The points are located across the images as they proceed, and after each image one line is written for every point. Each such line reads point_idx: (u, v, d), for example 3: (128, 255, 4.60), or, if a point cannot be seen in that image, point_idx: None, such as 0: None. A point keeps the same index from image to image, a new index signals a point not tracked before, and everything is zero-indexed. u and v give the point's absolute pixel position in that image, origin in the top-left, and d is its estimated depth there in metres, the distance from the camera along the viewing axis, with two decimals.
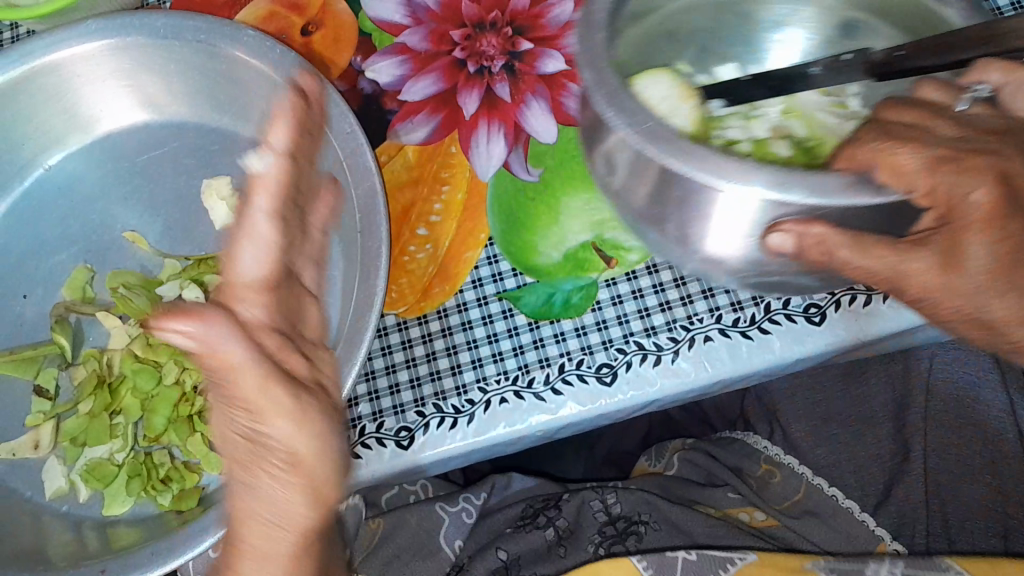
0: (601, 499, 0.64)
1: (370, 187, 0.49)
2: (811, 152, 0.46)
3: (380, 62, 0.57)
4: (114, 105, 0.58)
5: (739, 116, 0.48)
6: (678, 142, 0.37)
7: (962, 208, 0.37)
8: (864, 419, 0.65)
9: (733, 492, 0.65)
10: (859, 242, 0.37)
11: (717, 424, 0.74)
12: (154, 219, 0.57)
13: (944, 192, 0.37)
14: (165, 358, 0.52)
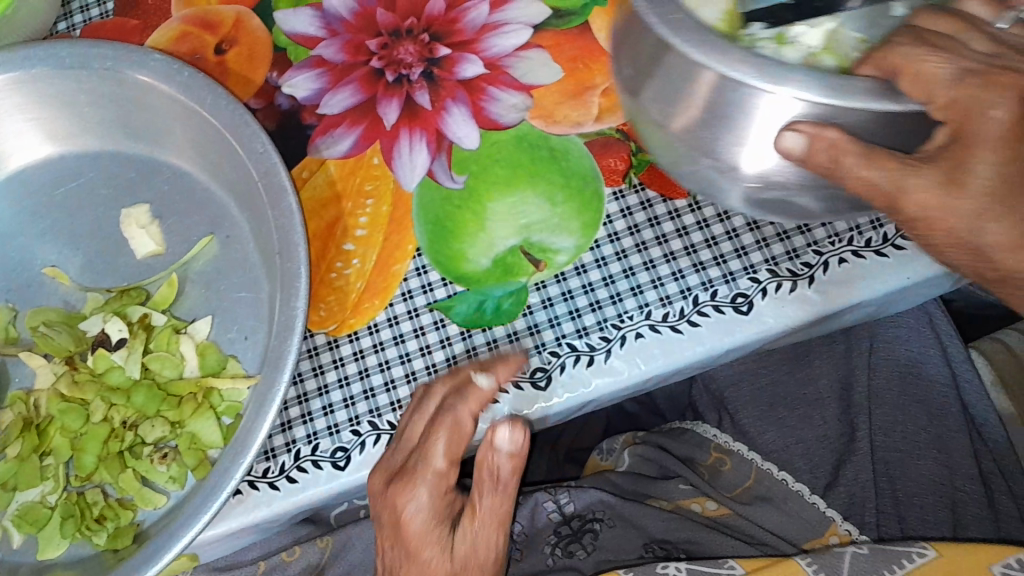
0: (555, 504, 0.65)
1: (286, 204, 0.48)
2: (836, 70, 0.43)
3: (297, 76, 0.57)
4: (23, 141, 0.56)
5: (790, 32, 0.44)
6: (709, 39, 0.38)
7: (976, 123, 0.37)
8: (811, 399, 0.65)
9: (684, 483, 0.65)
10: (860, 176, 0.38)
11: (670, 415, 0.74)
12: (75, 251, 0.55)
13: (963, 108, 0.37)
14: (92, 395, 0.51)
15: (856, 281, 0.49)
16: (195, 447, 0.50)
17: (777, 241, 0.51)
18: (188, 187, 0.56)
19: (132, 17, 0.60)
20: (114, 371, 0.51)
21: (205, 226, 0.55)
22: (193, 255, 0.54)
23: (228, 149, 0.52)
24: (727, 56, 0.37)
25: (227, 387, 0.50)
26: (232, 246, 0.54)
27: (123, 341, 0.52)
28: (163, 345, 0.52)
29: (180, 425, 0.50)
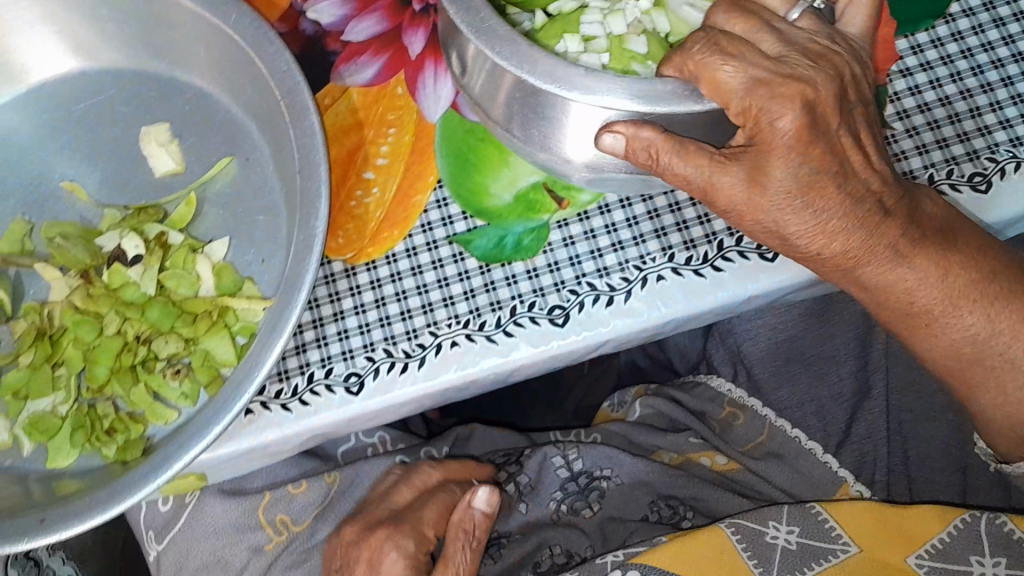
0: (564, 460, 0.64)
1: (308, 123, 0.48)
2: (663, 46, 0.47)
3: (323, 2, 0.56)
4: (45, 52, 0.55)
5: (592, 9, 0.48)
6: (522, 52, 0.41)
7: (770, 136, 0.39)
8: (831, 356, 0.65)
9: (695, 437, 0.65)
10: (703, 182, 0.41)
11: (681, 368, 0.74)
12: (93, 168, 0.54)
13: (755, 120, 0.39)
14: (106, 308, 0.51)
15: None
16: (207, 365, 0.50)
17: None
18: (210, 107, 0.55)
19: None
20: (129, 287, 0.51)
21: (225, 147, 0.54)
22: (212, 175, 0.54)
23: (253, 68, 0.51)
24: (536, 71, 0.41)
25: (242, 307, 0.50)
26: (252, 169, 0.54)
27: (139, 258, 0.51)
28: (179, 263, 0.51)
29: (194, 343, 0.50)
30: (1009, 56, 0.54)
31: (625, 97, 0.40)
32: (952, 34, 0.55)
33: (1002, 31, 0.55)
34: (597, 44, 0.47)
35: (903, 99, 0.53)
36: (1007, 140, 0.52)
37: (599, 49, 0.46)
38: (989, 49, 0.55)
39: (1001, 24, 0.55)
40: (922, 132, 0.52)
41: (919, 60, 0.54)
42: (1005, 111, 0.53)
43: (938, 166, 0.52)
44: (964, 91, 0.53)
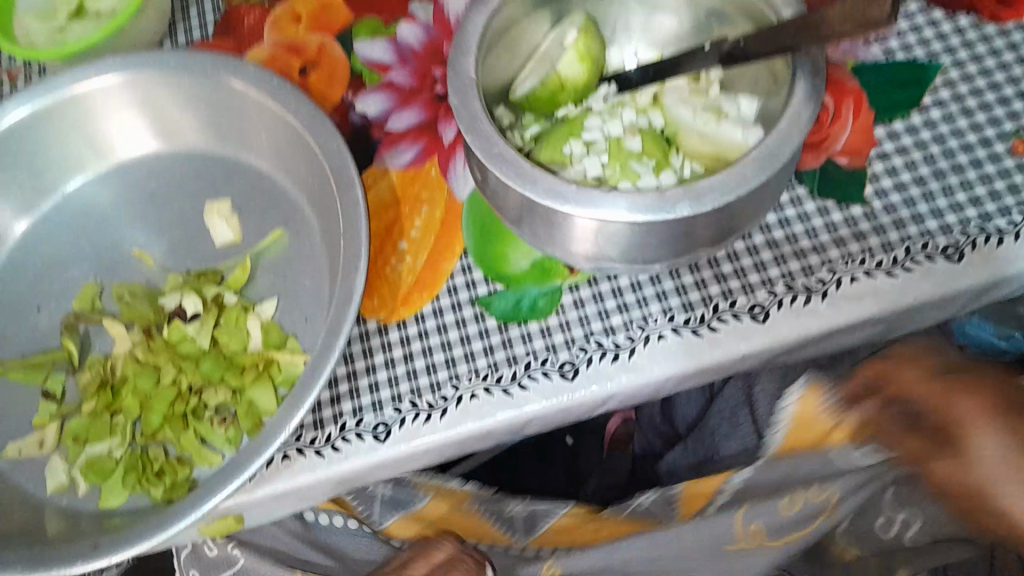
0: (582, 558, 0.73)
1: (353, 196, 0.54)
2: (661, 147, 0.52)
3: (370, 96, 0.63)
4: (129, 137, 0.64)
5: (598, 115, 0.53)
6: (526, 170, 0.45)
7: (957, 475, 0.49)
8: None
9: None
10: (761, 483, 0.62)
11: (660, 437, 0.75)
12: (159, 238, 0.62)
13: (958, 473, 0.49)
14: (164, 361, 0.57)
15: (868, 297, 0.53)
16: (251, 413, 0.55)
17: (792, 258, 0.54)
18: (265, 185, 0.63)
19: (227, 35, 0.68)
20: (186, 342, 0.57)
21: (278, 220, 0.61)
22: (264, 246, 0.60)
23: (306, 151, 0.59)
24: (537, 184, 0.45)
25: (285, 360, 0.55)
26: (298, 239, 0.60)
27: (197, 315, 0.57)
28: (231, 321, 0.57)
29: (240, 393, 0.56)
30: (996, 136, 0.56)
31: (635, 208, 0.44)
32: (945, 116, 0.58)
33: (991, 113, 0.57)
34: (598, 146, 0.52)
35: (881, 180, 0.56)
36: (977, 217, 0.54)
37: (601, 151, 0.52)
38: (977, 129, 0.57)
39: (988, 107, 0.58)
40: (899, 209, 0.55)
41: (912, 140, 0.57)
42: (994, 183, 0.55)
43: (912, 239, 0.54)
44: (937, 172, 0.56)
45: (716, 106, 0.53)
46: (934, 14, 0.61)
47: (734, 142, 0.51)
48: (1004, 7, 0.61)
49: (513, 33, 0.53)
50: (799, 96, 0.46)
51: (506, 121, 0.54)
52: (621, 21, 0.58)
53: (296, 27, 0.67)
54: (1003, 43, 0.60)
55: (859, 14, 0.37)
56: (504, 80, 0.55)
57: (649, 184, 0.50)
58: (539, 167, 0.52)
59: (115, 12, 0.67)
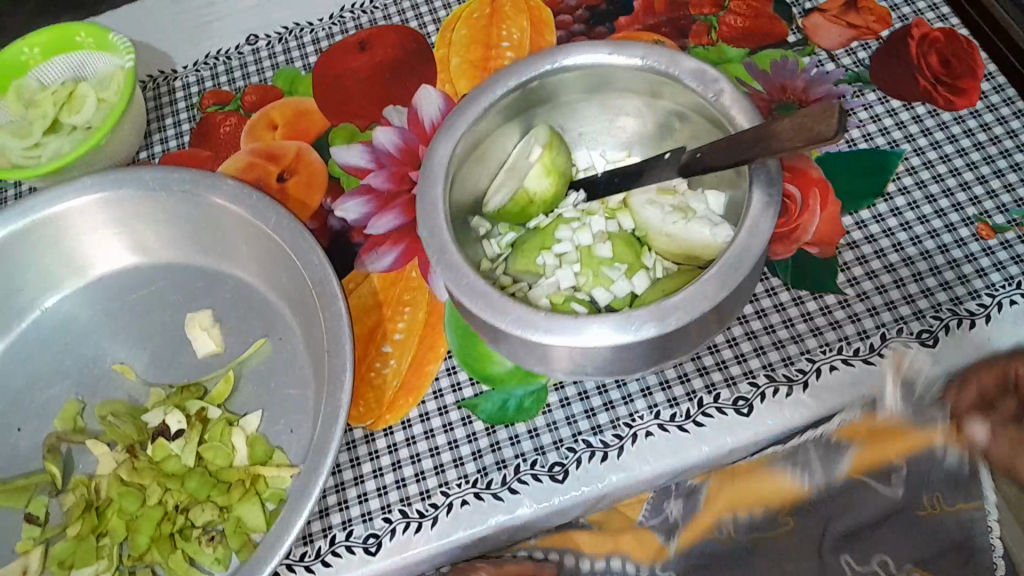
0: None
1: (335, 309, 0.55)
2: (633, 249, 0.54)
3: (348, 201, 0.65)
4: (107, 251, 0.65)
5: (569, 223, 0.55)
6: (494, 300, 0.47)
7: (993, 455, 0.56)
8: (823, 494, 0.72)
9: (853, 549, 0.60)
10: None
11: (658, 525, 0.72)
12: (141, 350, 0.62)
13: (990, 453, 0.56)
14: (149, 481, 0.56)
15: (847, 388, 0.54)
16: (239, 530, 0.54)
17: (772, 349, 0.55)
18: (247, 295, 0.63)
19: (204, 148, 0.70)
20: (171, 459, 0.56)
21: (260, 329, 0.62)
22: (247, 355, 0.60)
23: (286, 261, 0.60)
24: (507, 316, 0.46)
25: (273, 474, 0.55)
26: (282, 348, 0.60)
27: (181, 432, 0.57)
28: (216, 436, 0.57)
29: (227, 510, 0.55)
30: (960, 221, 0.58)
31: (603, 330, 0.45)
32: (909, 204, 0.59)
33: (954, 198, 0.59)
34: (570, 257, 0.54)
35: (851, 268, 0.57)
36: (949, 300, 0.55)
37: (572, 261, 0.54)
38: (941, 215, 0.59)
39: (951, 192, 0.60)
40: (873, 297, 0.56)
41: (880, 228, 0.59)
42: (963, 267, 0.56)
43: (888, 326, 0.55)
44: (906, 259, 0.57)
45: (684, 204, 0.55)
46: (891, 103, 0.64)
47: (705, 241, 0.52)
48: (958, 95, 0.64)
49: (482, 150, 0.55)
50: (759, 204, 0.47)
51: (482, 231, 0.57)
52: (590, 124, 0.60)
53: (273, 135, 0.69)
54: (959, 130, 0.62)
55: (810, 129, 0.40)
56: (477, 192, 0.57)
57: (621, 288, 0.53)
58: (512, 275, 0.55)
59: (90, 125, 0.69)
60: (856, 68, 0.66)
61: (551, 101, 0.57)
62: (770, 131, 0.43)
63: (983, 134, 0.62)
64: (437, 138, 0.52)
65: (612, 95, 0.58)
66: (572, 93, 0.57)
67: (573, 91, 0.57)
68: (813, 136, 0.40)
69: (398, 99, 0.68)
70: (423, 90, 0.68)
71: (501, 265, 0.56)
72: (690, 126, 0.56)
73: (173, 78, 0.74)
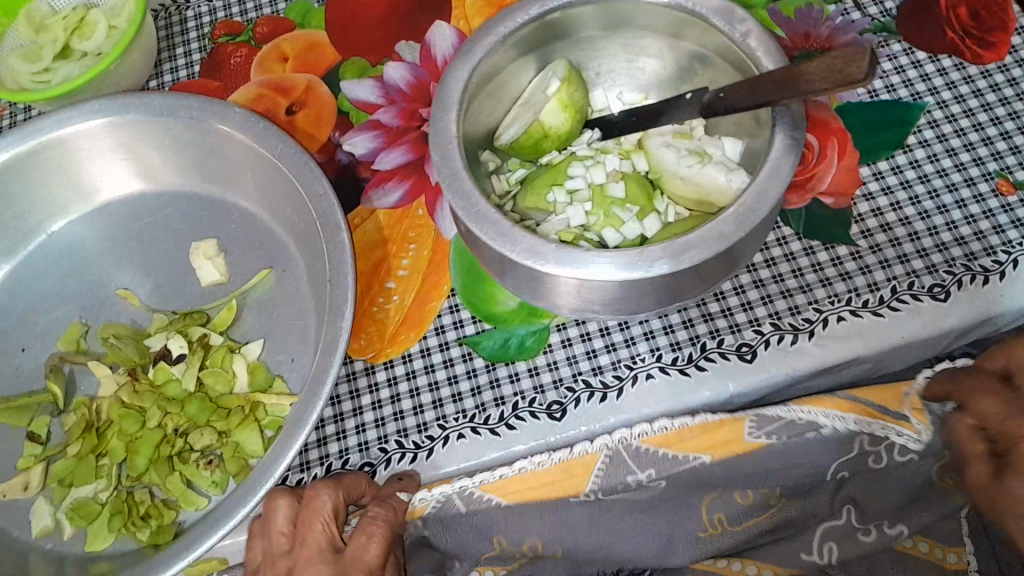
0: None
1: (340, 240, 0.54)
2: (644, 191, 0.53)
3: (357, 136, 0.64)
4: (115, 178, 0.64)
5: (581, 161, 0.54)
6: (505, 230, 0.46)
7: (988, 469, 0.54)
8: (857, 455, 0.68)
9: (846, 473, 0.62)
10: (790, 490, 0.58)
11: None
12: (145, 278, 0.62)
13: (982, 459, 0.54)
14: (148, 403, 0.56)
15: (855, 338, 0.53)
16: (237, 456, 0.54)
17: (779, 297, 0.55)
18: (252, 225, 0.63)
19: (215, 78, 0.69)
20: (172, 383, 0.57)
21: (265, 261, 0.61)
22: (250, 286, 0.60)
23: (292, 192, 0.59)
24: (516, 245, 0.45)
25: (272, 403, 0.55)
26: (286, 280, 0.60)
27: (183, 356, 0.57)
28: (217, 362, 0.57)
29: (226, 435, 0.55)
30: (980, 176, 0.57)
31: (611, 266, 0.44)
32: (929, 156, 0.58)
33: (974, 153, 0.58)
34: (582, 194, 0.53)
35: (866, 220, 0.56)
36: (963, 256, 0.54)
37: (583, 199, 0.53)
38: (962, 169, 0.57)
39: (973, 146, 0.58)
40: (885, 249, 0.55)
41: (898, 179, 0.58)
42: (981, 223, 0.55)
43: (898, 279, 0.54)
44: (922, 213, 0.56)
45: (701, 149, 0.54)
46: (916, 56, 0.62)
47: (719, 186, 0.51)
48: (985, 48, 0.62)
49: (497, 84, 0.55)
50: (772, 147, 0.46)
51: (492, 165, 0.57)
52: (606, 63, 0.59)
53: (281, 67, 0.68)
54: (984, 85, 0.60)
55: (839, 71, 0.39)
56: (490, 125, 0.56)
57: (632, 230, 0.52)
58: (520, 211, 0.55)
59: (100, 52, 0.68)
60: (883, 18, 0.64)
61: (567, 38, 0.56)
62: (796, 73, 0.42)
63: (1008, 90, 0.60)
64: (451, 65, 0.51)
65: (633, 33, 0.56)
66: (589, 30, 0.56)
67: (589, 28, 0.56)
68: (841, 77, 0.39)
69: (412, 34, 0.67)
70: (437, 25, 0.66)
71: (511, 199, 0.56)
72: (710, 69, 0.55)
73: (185, 8, 0.73)
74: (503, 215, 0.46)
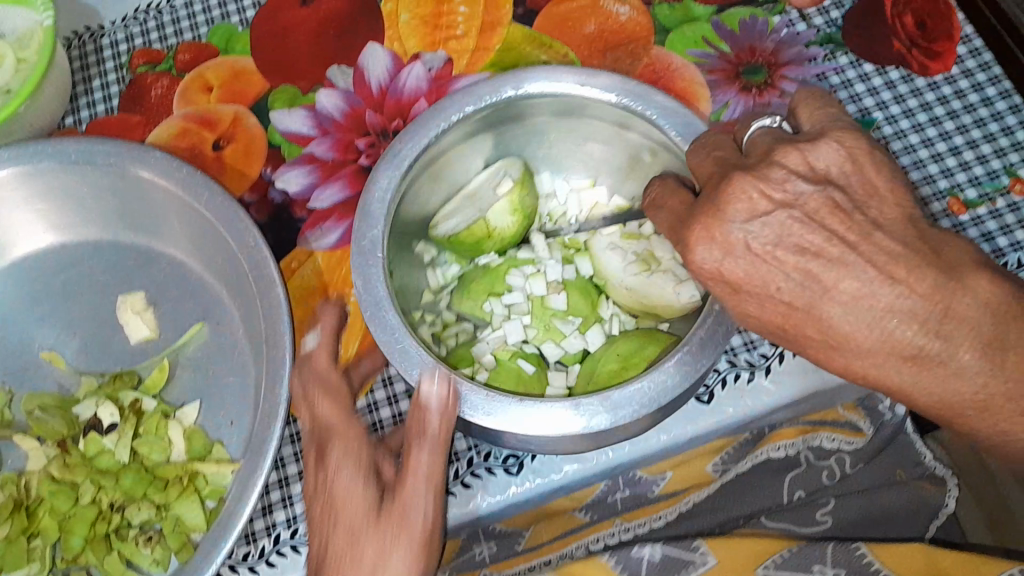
0: None
1: (275, 295, 0.51)
2: (589, 299, 0.53)
3: (289, 171, 0.61)
4: (32, 229, 0.60)
5: (524, 270, 0.54)
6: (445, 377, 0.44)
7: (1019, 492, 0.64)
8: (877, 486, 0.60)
9: (802, 491, 0.55)
10: None
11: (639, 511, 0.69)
12: (70, 338, 0.58)
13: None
14: (82, 478, 0.53)
15: (821, 371, 0.51)
16: (178, 531, 0.51)
17: (740, 330, 0.53)
18: (182, 275, 0.59)
19: (137, 112, 0.65)
20: (105, 455, 0.53)
21: (198, 314, 0.58)
22: (184, 341, 0.57)
23: (221, 239, 0.55)
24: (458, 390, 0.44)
25: (212, 471, 0.52)
26: (222, 332, 0.57)
27: (114, 425, 0.53)
28: (152, 429, 0.53)
29: (165, 508, 0.52)
30: (932, 195, 0.56)
31: (548, 419, 0.42)
32: None
33: (926, 171, 0.57)
34: (518, 308, 0.53)
35: None
36: None
37: (521, 313, 0.53)
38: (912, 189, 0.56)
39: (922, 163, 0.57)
40: None
41: None
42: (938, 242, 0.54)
43: None
44: None
45: (649, 251, 0.52)
46: (864, 68, 0.60)
47: (668, 299, 0.50)
48: (931, 59, 0.60)
49: (435, 169, 0.51)
50: None
51: (428, 258, 0.54)
52: (557, 149, 0.55)
53: (206, 98, 0.64)
54: (933, 96, 0.59)
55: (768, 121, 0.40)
56: (426, 216, 0.53)
57: (575, 344, 0.52)
58: (455, 312, 0.54)
59: (8, 89, 0.63)
60: (828, 30, 0.62)
61: (518, 122, 0.52)
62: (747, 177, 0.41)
63: (957, 102, 0.59)
64: (378, 168, 0.47)
65: (582, 121, 0.52)
66: (539, 117, 0.52)
67: (541, 113, 0.52)
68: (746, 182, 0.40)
69: (342, 59, 0.64)
70: (370, 48, 0.63)
71: (446, 298, 0.54)
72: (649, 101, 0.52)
73: (100, 36, 0.68)
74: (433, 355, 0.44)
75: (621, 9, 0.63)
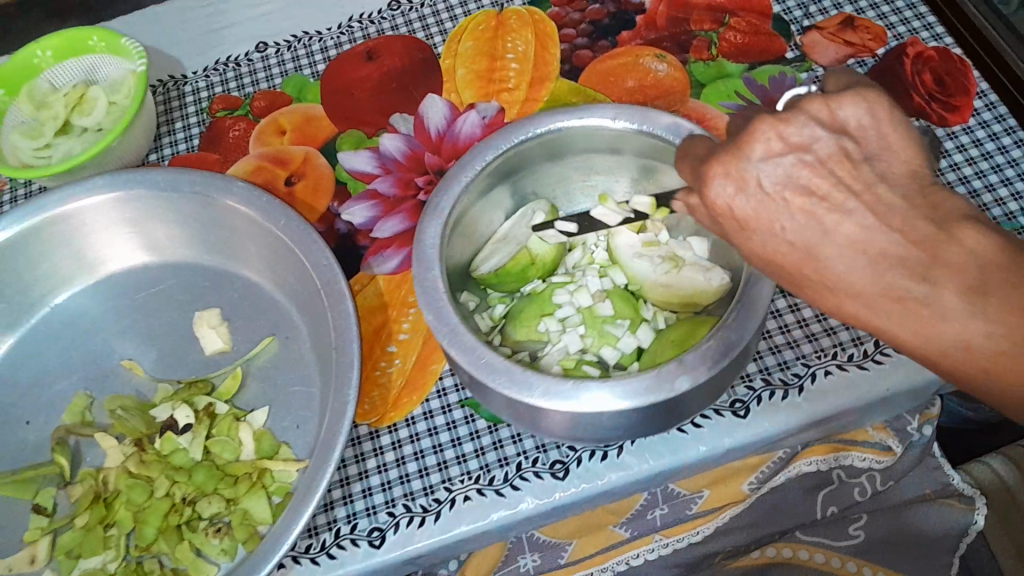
0: None
1: (343, 308, 0.56)
2: (631, 304, 0.57)
3: (354, 205, 0.67)
4: (119, 250, 0.66)
5: (567, 289, 0.58)
6: (517, 376, 0.48)
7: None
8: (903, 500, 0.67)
9: (834, 508, 0.65)
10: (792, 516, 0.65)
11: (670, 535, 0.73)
12: (149, 348, 0.63)
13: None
14: (156, 473, 0.57)
15: (843, 390, 0.56)
16: (245, 523, 0.55)
17: (768, 353, 0.58)
18: (254, 294, 0.65)
19: (215, 151, 0.71)
20: (179, 453, 0.57)
21: (269, 328, 0.63)
22: (256, 352, 0.62)
23: (294, 260, 0.61)
24: (533, 391, 0.48)
25: (279, 469, 0.56)
26: (290, 346, 0.62)
27: (189, 426, 0.58)
28: (223, 431, 0.58)
29: (234, 503, 0.56)
30: None
31: (612, 395, 0.47)
32: None
33: None
34: (572, 320, 0.57)
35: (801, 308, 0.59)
36: None
37: (575, 325, 0.56)
38: None
39: None
40: None
41: None
42: None
43: None
44: None
45: (672, 253, 0.57)
46: None
47: (702, 288, 0.55)
48: (950, 112, 0.67)
49: (470, 219, 0.58)
50: None
51: (473, 305, 0.58)
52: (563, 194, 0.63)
53: (279, 139, 0.71)
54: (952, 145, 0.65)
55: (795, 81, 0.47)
56: (465, 265, 0.59)
57: (628, 344, 0.56)
58: (511, 345, 0.56)
59: (100, 127, 0.70)
60: None
61: (525, 170, 0.60)
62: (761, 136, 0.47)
63: (975, 150, 0.65)
64: (425, 221, 0.53)
65: (581, 157, 0.60)
66: (539, 162, 0.60)
67: (539, 159, 0.59)
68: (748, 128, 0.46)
69: (405, 106, 0.71)
70: (430, 98, 0.70)
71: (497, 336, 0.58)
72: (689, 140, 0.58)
73: (183, 84, 0.76)
74: (512, 362, 0.49)
75: (659, 66, 0.70)
